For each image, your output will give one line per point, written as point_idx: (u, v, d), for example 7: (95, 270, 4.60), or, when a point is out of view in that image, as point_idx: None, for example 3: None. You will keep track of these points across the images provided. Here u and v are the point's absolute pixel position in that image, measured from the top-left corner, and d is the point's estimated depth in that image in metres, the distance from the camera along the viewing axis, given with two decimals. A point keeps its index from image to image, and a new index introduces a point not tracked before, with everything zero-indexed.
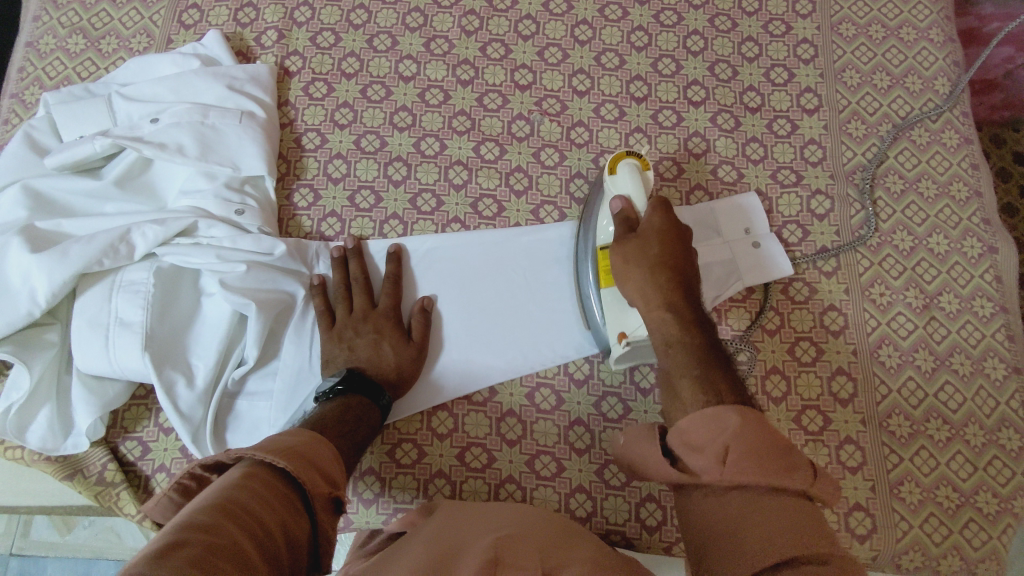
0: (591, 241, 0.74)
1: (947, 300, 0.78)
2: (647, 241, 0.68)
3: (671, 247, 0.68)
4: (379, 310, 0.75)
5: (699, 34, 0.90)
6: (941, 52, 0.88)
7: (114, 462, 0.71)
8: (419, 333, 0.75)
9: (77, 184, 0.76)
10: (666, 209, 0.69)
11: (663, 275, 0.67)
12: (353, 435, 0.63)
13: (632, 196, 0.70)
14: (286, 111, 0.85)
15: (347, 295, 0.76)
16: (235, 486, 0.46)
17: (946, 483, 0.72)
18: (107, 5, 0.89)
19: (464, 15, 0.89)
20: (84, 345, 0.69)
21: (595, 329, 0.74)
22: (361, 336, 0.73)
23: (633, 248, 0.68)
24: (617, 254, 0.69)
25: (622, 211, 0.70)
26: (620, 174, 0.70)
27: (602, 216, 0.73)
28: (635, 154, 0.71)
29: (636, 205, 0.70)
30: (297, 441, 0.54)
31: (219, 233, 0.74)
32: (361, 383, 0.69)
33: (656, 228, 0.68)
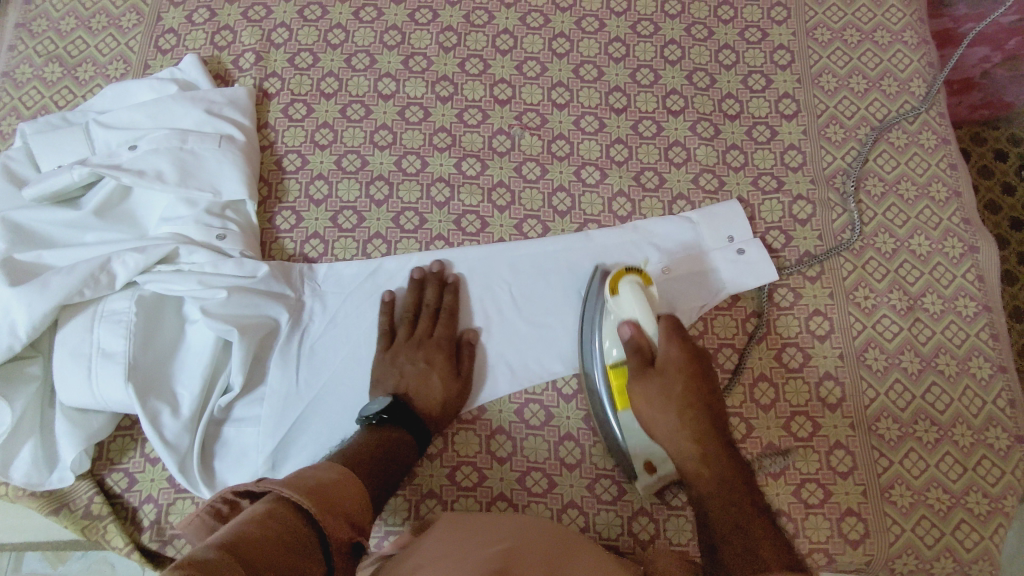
0: (600, 360, 0.71)
1: (931, 301, 0.79)
2: (670, 381, 0.64)
3: (694, 381, 0.64)
4: (433, 340, 0.76)
5: (676, 43, 0.90)
6: (916, 54, 0.89)
7: (100, 495, 0.70)
8: (468, 368, 0.75)
9: (56, 214, 0.75)
10: (680, 333, 0.66)
11: (692, 416, 0.63)
12: (389, 472, 0.64)
13: (641, 319, 0.67)
14: (266, 133, 0.85)
15: (411, 320, 0.77)
16: (256, 519, 0.47)
17: (936, 485, 0.72)
18: (82, 33, 0.89)
19: (442, 32, 0.90)
20: (66, 377, 0.68)
21: (613, 449, 0.72)
22: (411, 365, 0.74)
23: (656, 389, 0.64)
24: (639, 391, 0.65)
25: (633, 339, 0.67)
26: (624, 294, 0.68)
27: (609, 340, 0.70)
28: (637, 269, 0.70)
29: (646, 327, 0.67)
30: (327, 480, 0.56)
31: (200, 259, 0.73)
32: (404, 415, 0.70)
33: (676, 359, 0.64)
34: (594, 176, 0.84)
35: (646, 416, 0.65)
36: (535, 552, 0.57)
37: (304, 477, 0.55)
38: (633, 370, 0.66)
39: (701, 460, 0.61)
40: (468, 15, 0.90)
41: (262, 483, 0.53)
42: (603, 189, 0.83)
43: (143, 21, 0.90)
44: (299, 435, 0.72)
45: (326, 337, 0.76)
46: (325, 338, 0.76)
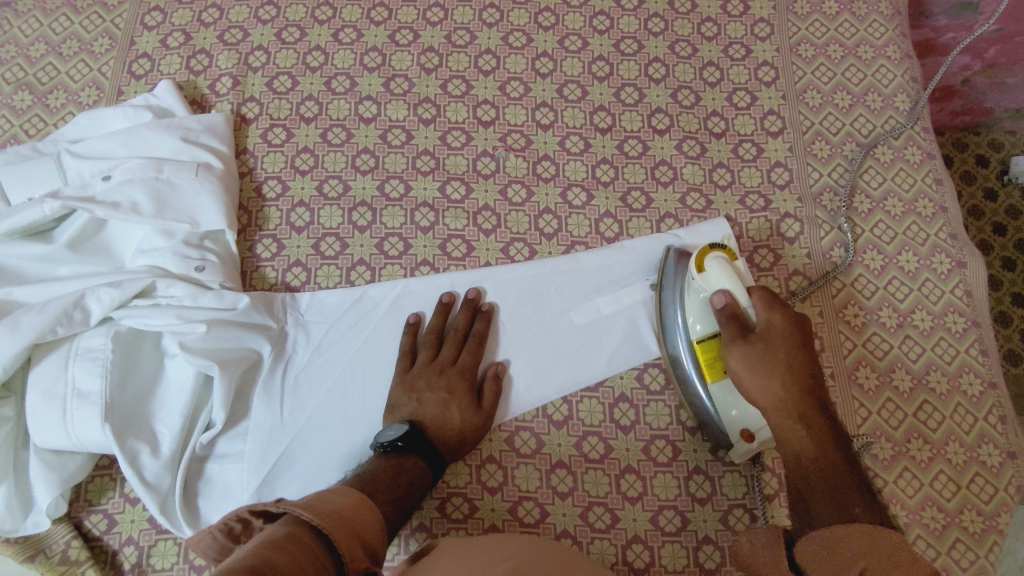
0: (684, 335, 0.71)
1: (920, 317, 0.79)
2: (772, 346, 0.63)
3: (797, 347, 0.64)
4: (456, 367, 0.73)
5: (660, 60, 0.89)
6: (899, 69, 0.89)
7: (78, 539, 0.68)
8: (489, 400, 0.73)
9: (27, 249, 0.73)
10: (780, 306, 0.66)
11: (794, 381, 0.62)
12: (402, 502, 0.62)
13: (732, 289, 0.67)
14: (245, 159, 0.83)
15: (435, 344, 0.75)
16: (271, 545, 0.47)
17: (930, 504, 0.72)
18: (53, 59, 0.87)
19: (423, 53, 0.88)
20: (40, 419, 0.66)
21: (704, 423, 0.71)
22: (431, 390, 0.71)
23: (757, 354, 0.64)
24: (737, 360, 0.64)
25: (727, 306, 0.66)
26: (711, 270, 0.68)
27: (693, 315, 0.70)
28: (721, 245, 0.70)
29: (738, 296, 0.67)
30: (343, 507, 0.55)
31: (179, 292, 0.71)
32: (421, 443, 0.67)
33: (777, 329, 0.64)
34: (580, 198, 0.83)
35: (746, 381, 0.64)
36: (539, 570, 0.58)
37: (320, 501, 0.55)
38: (732, 337, 0.65)
39: (801, 419, 0.61)
40: (449, 35, 0.89)
41: (280, 503, 0.53)
42: (589, 211, 0.82)
43: (116, 46, 0.87)
44: (284, 471, 0.70)
45: (310, 369, 0.74)
46: (309, 368, 0.74)
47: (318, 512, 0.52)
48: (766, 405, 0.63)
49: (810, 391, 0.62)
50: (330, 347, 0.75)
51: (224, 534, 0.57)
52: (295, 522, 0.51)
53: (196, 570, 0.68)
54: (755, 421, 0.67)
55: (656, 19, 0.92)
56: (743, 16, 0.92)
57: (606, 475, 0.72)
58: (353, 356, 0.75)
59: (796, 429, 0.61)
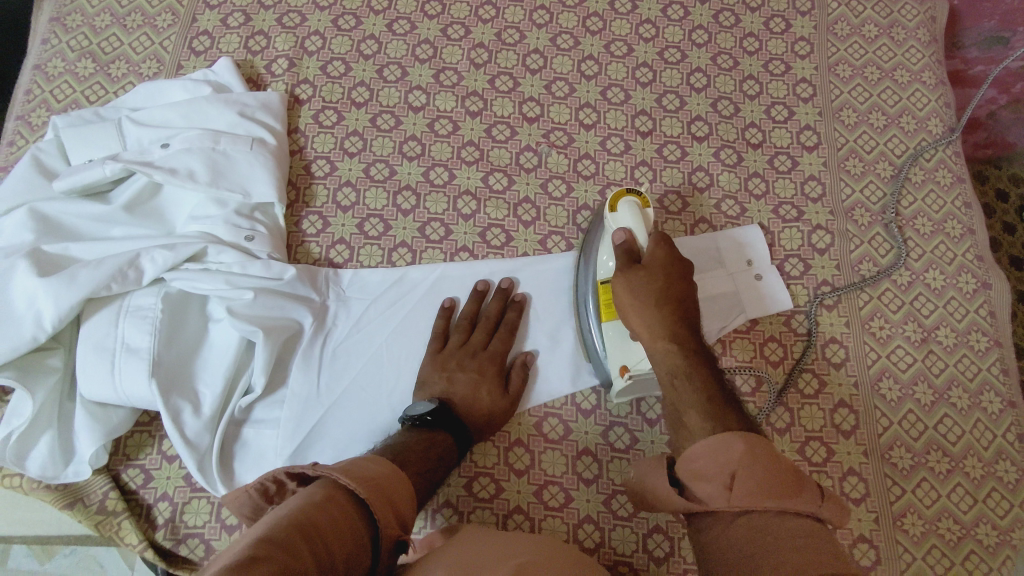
0: (592, 275, 0.74)
1: (944, 334, 0.81)
2: (653, 274, 0.68)
3: (676, 276, 0.69)
4: (487, 351, 0.76)
5: (702, 71, 0.92)
6: (933, 94, 0.92)
7: (115, 491, 0.69)
8: (516, 385, 0.74)
9: (86, 208, 0.75)
10: (668, 242, 0.70)
11: (668, 307, 0.68)
12: (432, 473, 0.63)
13: (634, 229, 0.71)
14: (296, 138, 0.86)
15: (468, 330, 0.77)
16: (312, 507, 0.48)
17: (947, 515, 0.73)
18: (117, 30, 0.90)
19: (473, 48, 0.91)
20: (89, 370, 0.68)
21: (593, 359, 0.75)
22: (463, 372, 0.73)
23: (639, 281, 0.68)
24: (623, 287, 0.69)
25: (626, 244, 0.70)
26: (621, 210, 0.71)
27: (604, 253, 0.73)
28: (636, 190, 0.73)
29: (639, 237, 0.70)
30: (381, 472, 0.56)
31: (228, 259, 0.73)
32: (448, 419, 0.69)
33: (661, 262, 0.69)
34: None
35: (628, 300, 0.69)
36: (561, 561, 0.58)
37: (360, 467, 0.55)
38: (622, 269, 0.69)
39: (672, 340, 0.66)
40: (499, 33, 0.92)
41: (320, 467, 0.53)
42: None
43: (178, 22, 0.90)
44: (319, 440, 0.72)
45: (349, 342, 0.76)
46: (348, 341, 0.76)
47: (358, 478, 0.53)
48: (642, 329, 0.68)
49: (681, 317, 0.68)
50: (368, 324, 0.77)
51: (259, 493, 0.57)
52: (336, 486, 0.52)
53: (227, 529, 0.69)
54: (636, 358, 0.70)
55: (700, 31, 0.94)
56: (784, 33, 0.95)
57: (630, 465, 0.74)
58: (390, 334, 0.77)
59: (666, 348, 0.66)
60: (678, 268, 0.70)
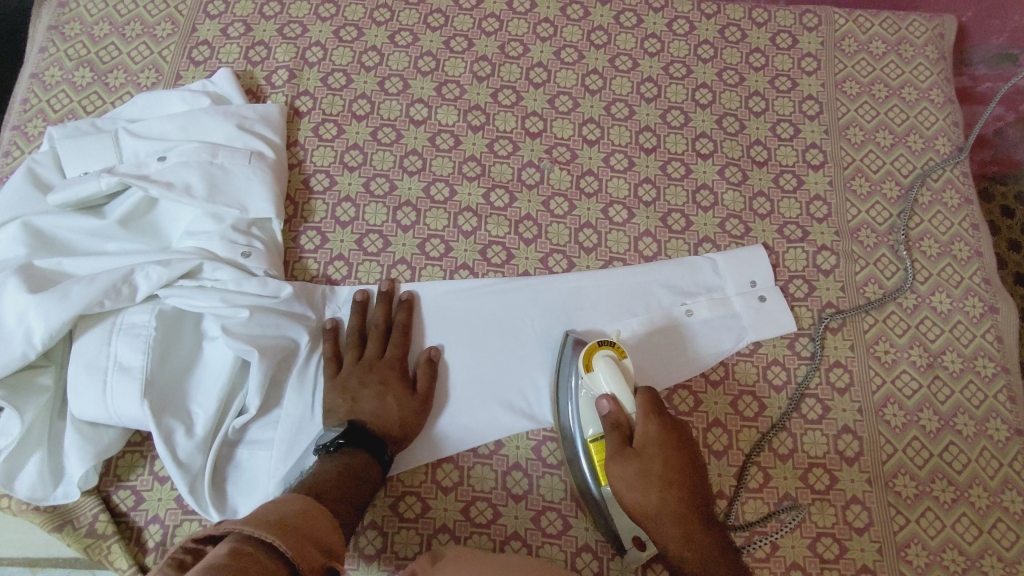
0: (578, 434, 0.70)
1: (950, 359, 0.79)
2: (648, 461, 0.63)
3: (673, 457, 0.64)
4: (384, 359, 0.74)
5: (708, 87, 0.91)
6: (942, 113, 0.91)
7: (105, 512, 0.68)
8: (424, 384, 0.73)
9: (80, 222, 0.74)
10: (656, 409, 0.66)
11: (673, 495, 0.63)
12: (354, 496, 0.62)
13: (618, 393, 0.66)
14: (295, 151, 0.85)
15: (359, 343, 0.75)
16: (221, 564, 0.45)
17: (952, 545, 0.72)
18: (116, 39, 0.89)
19: (476, 61, 0.90)
20: (80, 389, 0.67)
21: (602, 525, 0.69)
22: (366, 387, 0.71)
23: (635, 471, 0.63)
24: (618, 478, 0.64)
25: (613, 412, 0.66)
26: (599, 370, 0.67)
27: (586, 420, 0.69)
28: (609, 342, 0.70)
29: (625, 402, 0.66)
30: (287, 513, 0.54)
31: (224, 276, 0.72)
32: (363, 438, 0.67)
33: (654, 439, 0.64)
34: (621, 215, 0.84)
35: (626, 496, 0.64)
36: None
37: (263, 513, 0.53)
38: (614, 448, 0.65)
39: (683, 534, 0.62)
40: (503, 46, 0.91)
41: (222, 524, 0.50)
42: (629, 228, 0.84)
43: (177, 31, 0.89)
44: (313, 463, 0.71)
45: None
46: None
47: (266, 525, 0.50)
48: (642, 514, 0.63)
49: (686, 494, 0.63)
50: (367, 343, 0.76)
51: None
52: (243, 539, 0.49)
53: None
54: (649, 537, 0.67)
55: (706, 45, 0.93)
56: (791, 50, 0.94)
57: None
58: None
59: (678, 541, 0.62)
60: (671, 432, 0.65)
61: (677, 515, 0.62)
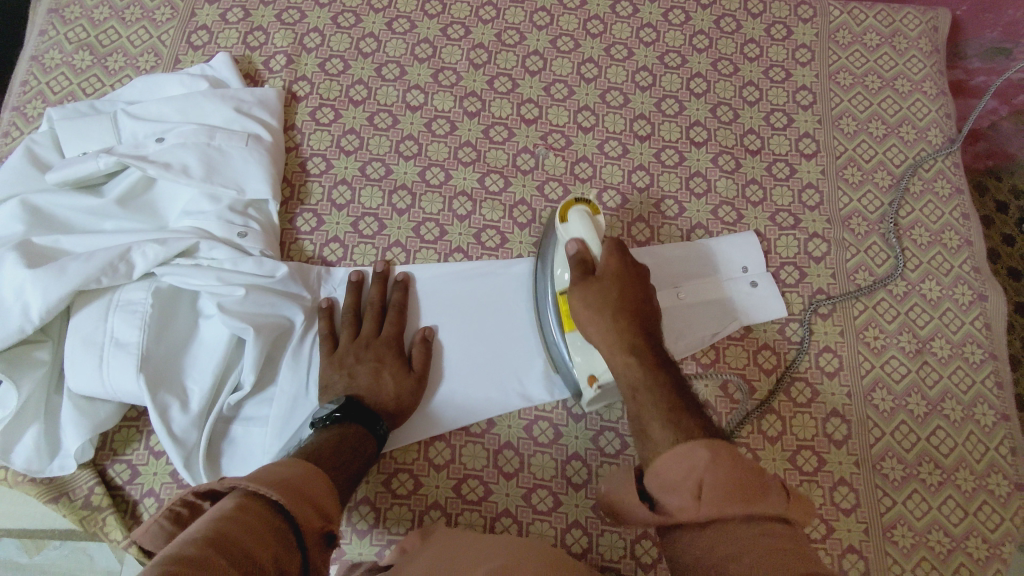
0: (550, 287, 0.73)
1: (939, 345, 0.80)
2: (606, 287, 0.66)
3: (631, 288, 0.67)
4: (380, 338, 0.74)
5: (702, 76, 0.92)
6: (933, 104, 0.92)
7: (101, 486, 0.69)
8: (420, 362, 0.74)
9: (78, 201, 0.74)
10: (621, 252, 0.68)
11: (626, 320, 0.65)
12: (350, 466, 0.62)
13: (586, 238, 0.69)
14: (292, 135, 0.86)
15: (355, 323, 0.75)
16: (225, 519, 0.46)
17: (937, 527, 0.73)
18: (115, 23, 0.90)
19: (473, 49, 0.91)
20: (76, 365, 0.68)
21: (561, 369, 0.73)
22: (361, 363, 0.72)
23: (593, 292, 0.66)
24: (578, 300, 0.67)
25: (578, 254, 0.68)
26: (572, 219, 0.70)
27: (558, 266, 0.72)
28: (586, 198, 0.71)
29: (592, 247, 0.68)
30: (293, 473, 0.54)
31: (220, 255, 0.73)
32: (359, 412, 0.67)
33: (614, 272, 0.67)
34: (615, 201, 0.85)
35: (584, 318, 0.67)
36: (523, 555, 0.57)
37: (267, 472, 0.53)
38: (575, 281, 0.68)
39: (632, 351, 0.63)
40: (499, 34, 0.92)
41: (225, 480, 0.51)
42: (623, 214, 0.84)
43: (177, 16, 0.90)
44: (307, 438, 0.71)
45: None
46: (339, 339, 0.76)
47: (269, 484, 0.51)
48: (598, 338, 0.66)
49: (641, 328, 0.65)
50: None
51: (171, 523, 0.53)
52: (248, 495, 0.50)
53: None
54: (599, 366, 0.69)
55: (701, 35, 0.94)
56: (785, 40, 0.95)
57: None
58: None
59: (627, 361, 0.63)
60: (633, 275, 0.68)
61: (628, 342, 0.64)
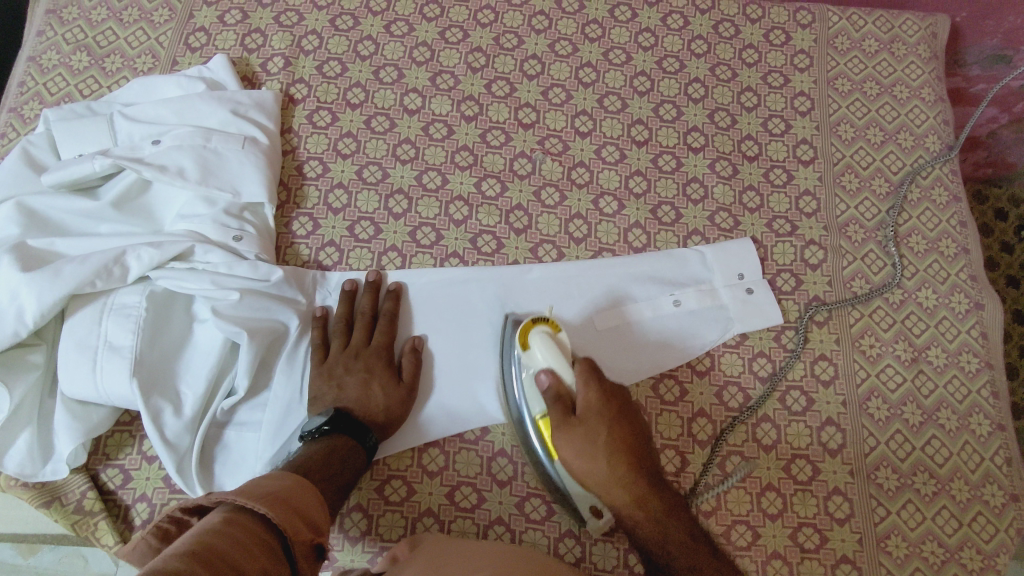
0: (526, 412, 0.70)
1: (935, 354, 0.80)
2: (592, 430, 0.64)
3: (615, 422, 0.64)
4: (370, 349, 0.74)
5: (700, 81, 0.92)
6: (932, 111, 0.92)
7: (93, 490, 0.69)
8: (409, 373, 0.74)
9: (73, 203, 0.74)
10: (595, 376, 0.66)
11: (620, 462, 0.63)
12: (337, 479, 0.63)
13: (557, 368, 0.66)
14: (289, 138, 0.85)
15: (346, 331, 0.75)
16: (213, 532, 0.46)
17: (931, 538, 0.72)
18: (113, 24, 0.89)
19: (471, 52, 0.91)
20: (70, 369, 0.67)
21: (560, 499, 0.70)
22: (350, 374, 0.72)
23: (579, 438, 0.64)
24: (568, 453, 0.64)
25: (553, 387, 0.65)
26: (537, 346, 0.67)
27: (533, 398, 0.69)
28: (544, 319, 0.70)
29: (564, 375, 0.66)
30: (284, 487, 0.54)
31: (215, 259, 0.73)
32: (347, 423, 0.68)
33: (595, 407, 0.64)
34: (612, 207, 0.85)
35: (574, 464, 0.64)
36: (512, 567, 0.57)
37: (256, 486, 0.54)
38: (557, 420, 0.65)
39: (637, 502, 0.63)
40: (498, 38, 0.92)
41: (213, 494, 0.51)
42: (619, 220, 0.84)
43: (174, 17, 0.90)
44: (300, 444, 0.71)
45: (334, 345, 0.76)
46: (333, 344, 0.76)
47: (258, 496, 0.51)
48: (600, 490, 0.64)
49: (633, 463, 0.64)
50: None
51: (158, 538, 0.53)
52: (236, 509, 0.50)
53: None
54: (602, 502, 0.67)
55: (699, 40, 0.94)
56: (784, 46, 0.94)
57: None
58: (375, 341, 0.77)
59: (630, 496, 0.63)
60: (613, 399, 0.66)
61: (630, 493, 0.63)
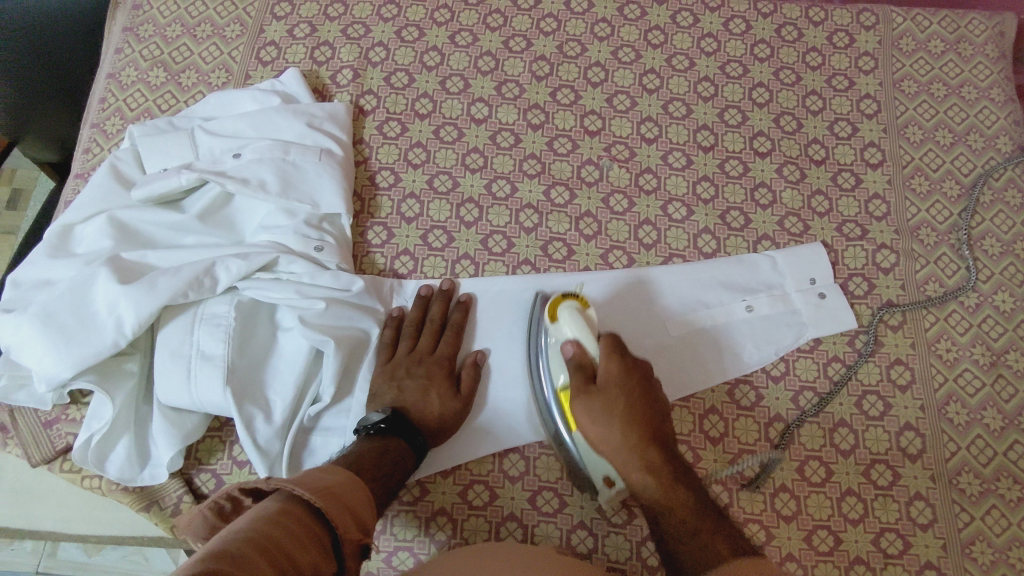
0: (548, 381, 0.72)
1: (1013, 358, 0.79)
2: (612, 400, 0.66)
3: (634, 395, 0.66)
4: (434, 356, 0.75)
5: (764, 86, 0.92)
6: (1002, 111, 0.91)
7: (188, 495, 0.71)
8: (467, 387, 0.74)
9: (162, 216, 0.76)
10: (620, 351, 0.68)
11: (635, 432, 0.65)
12: (389, 479, 0.63)
13: (583, 339, 0.68)
14: (360, 148, 0.87)
15: (415, 336, 0.77)
16: (268, 521, 0.46)
17: (1018, 544, 0.72)
18: (187, 40, 0.92)
19: (536, 61, 0.92)
20: (165, 378, 0.69)
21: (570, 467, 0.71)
22: (411, 378, 0.73)
23: (599, 407, 0.66)
24: (583, 414, 0.66)
25: (576, 357, 0.68)
26: (563, 317, 0.69)
27: (557, 368, 0.71)
28: (574, 294, 0.71)
29: (588, 347, 0.68)
30: (338, 481, 0.54)
31: (299, 269, 0.75)
32: (403, 426, 0.69)
33: (615, 378, 0.67)
34: (680, 212, 0.85)
35: (587, 430, 0.66)
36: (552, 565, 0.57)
37: (312, 476, 0.53)
38: (578, 389, 0.67)
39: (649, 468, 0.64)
40: (561, 46, 0.93)
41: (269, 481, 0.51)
42: (688, 226, 0.84)
43: (246, 33, 0.92)
44: None
45: None
46: None
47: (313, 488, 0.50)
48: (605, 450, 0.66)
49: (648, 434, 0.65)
50: None
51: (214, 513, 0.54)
52: (290, 498, 0.49)
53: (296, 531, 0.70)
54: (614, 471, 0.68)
55: (762, 45, 0.94)
56: (847, 49, 0.94)
57: None
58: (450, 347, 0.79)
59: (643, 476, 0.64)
60: (635, 374, 0.68)
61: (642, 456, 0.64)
